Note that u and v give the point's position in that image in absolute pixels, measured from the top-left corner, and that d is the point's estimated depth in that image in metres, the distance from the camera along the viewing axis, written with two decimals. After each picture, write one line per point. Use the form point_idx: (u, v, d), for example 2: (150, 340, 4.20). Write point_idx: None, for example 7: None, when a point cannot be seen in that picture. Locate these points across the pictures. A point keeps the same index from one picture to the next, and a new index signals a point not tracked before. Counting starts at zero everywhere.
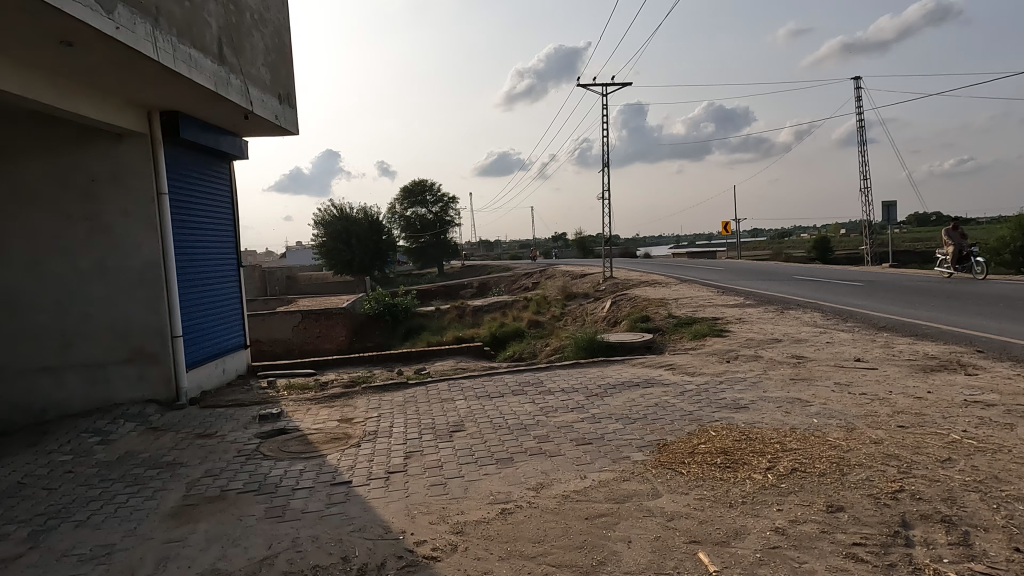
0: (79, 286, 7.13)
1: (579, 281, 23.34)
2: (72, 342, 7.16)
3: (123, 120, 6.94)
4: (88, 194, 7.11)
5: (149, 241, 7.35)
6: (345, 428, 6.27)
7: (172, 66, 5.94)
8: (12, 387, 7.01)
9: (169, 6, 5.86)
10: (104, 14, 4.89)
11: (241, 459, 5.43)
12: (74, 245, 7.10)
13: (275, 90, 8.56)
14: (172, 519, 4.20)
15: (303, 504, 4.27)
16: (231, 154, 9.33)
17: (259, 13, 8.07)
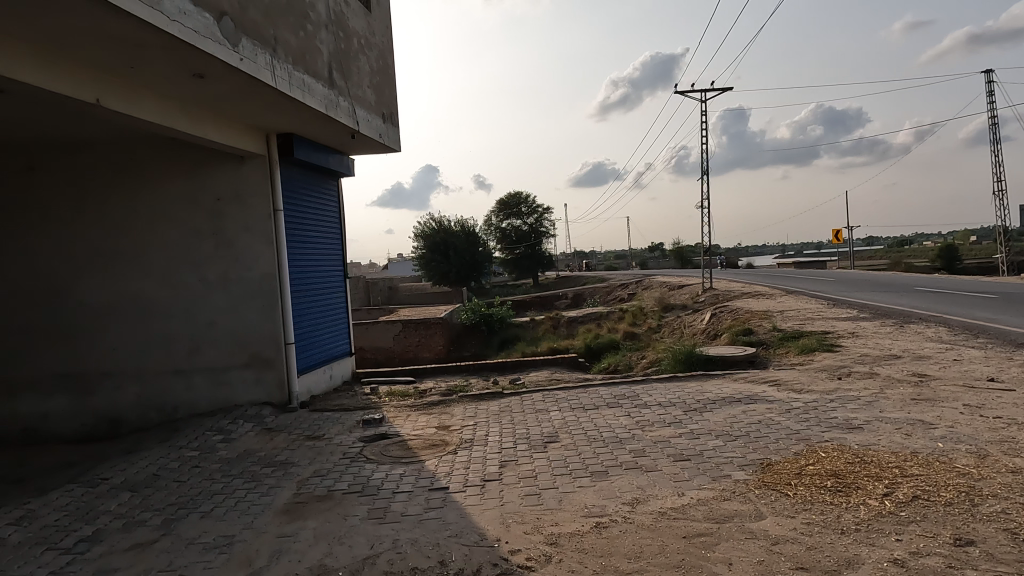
0: (206, 296, 7.78)
1: (678, 291, 22.73)
2: (199, 348, 7.80)
3: (244, 142, 7.52)
4: (216, 213, 7.77)
5: (267, 255, 7.91)
6: (443, 435, 6.44)
7: (287, 92, 6.38)
8: (149, 387, 7.73)
9: (285, 36, 6.31)
10: (230, 47, 5.36)
11: (346, 461, 5.71)
12: (203, 258, 7.76)
13: (379, 109, 9.00)
14: (284, 515, 4.48)
15: (403, 507, 4.43)
16: (339, 172, 9.88)
17: (365, 38, 8.52)
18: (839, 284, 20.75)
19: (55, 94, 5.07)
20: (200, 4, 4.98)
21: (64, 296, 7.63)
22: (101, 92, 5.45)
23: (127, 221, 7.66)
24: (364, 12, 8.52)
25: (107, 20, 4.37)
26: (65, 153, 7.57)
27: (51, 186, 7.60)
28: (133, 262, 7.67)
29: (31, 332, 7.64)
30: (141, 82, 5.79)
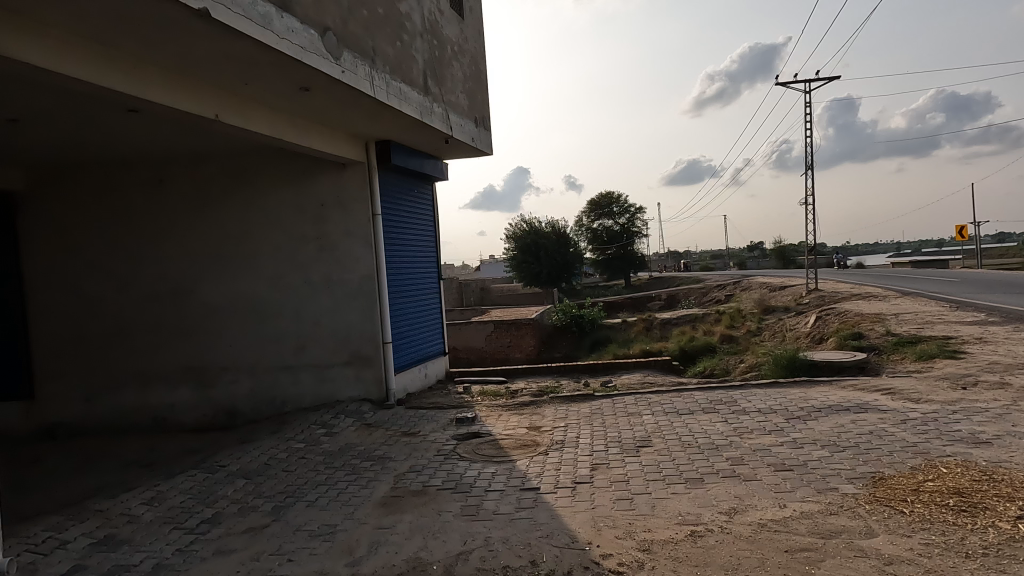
0: (311, 297, 8.24)
1: (779, 293, 21.65)
2: (305, 346, 8.26)
3: (345, 151, 7.90)
4: (320, 218, 8.22)
5: (366, 258, 8.27)
6: (534, 436, 6.48)
7: (385, 101, 6.64)
8: (261, 381, 8.28)
9: (383, 47, 6.57)
10: (333, 61, 5.66)
11: (440, 458, 5.86)
12: (309, 261, 8.23)
13: (472, 114, 9.17)
14: (382, 508, 4.66)
15: (495, 506, 4.49)
16: (433, 177, 10.16)
17: (458, 44, 8.73)
18: (965, 284, 18.97)
19: (181, 112, 5.54)
20: (307, 21, 5.29)
21: (187, 297, 8.29)
22: (220, 108, 5.90)
23: (241, 227, 8.22)
24: (457, 19, 8.72)
25: (224, 41, 4.73)
26: (188, 165, 8.22)
27: (176, 195, 8.26)
28: (248, 265, 8.23)
29: (160, 330, 8.35)
30: (255, 97, 6.21)
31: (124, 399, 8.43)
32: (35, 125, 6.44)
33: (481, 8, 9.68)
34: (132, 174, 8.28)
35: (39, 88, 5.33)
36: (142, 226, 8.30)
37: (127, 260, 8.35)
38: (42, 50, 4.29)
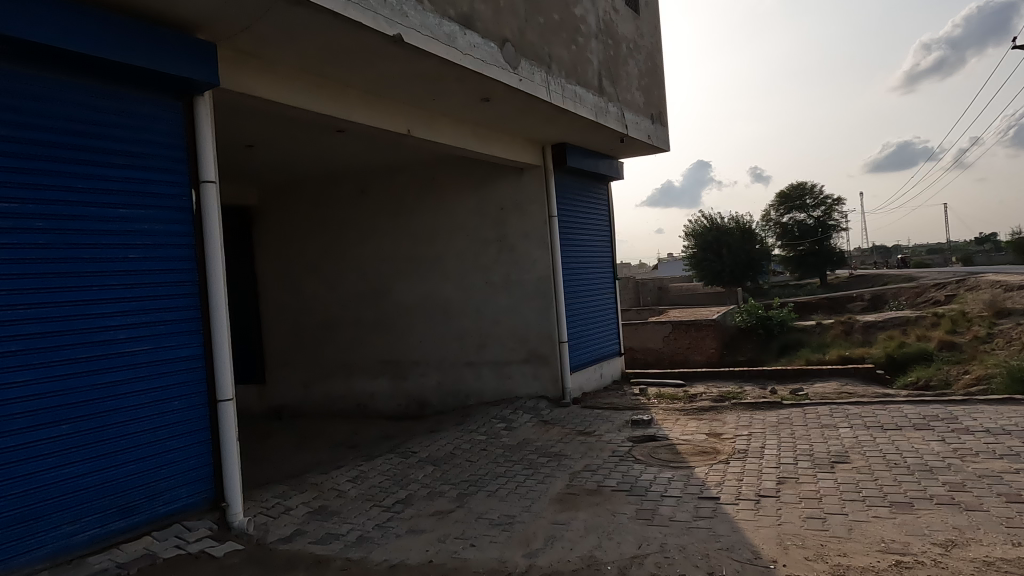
0: (492, 297, 8.67)
1: (1018, 294, 18.40)
2: (486, 343, 8.71)
3: (522, 156, 8.19)
4: (500, 221, 8.62)
5: (543, 259, 8.50)
6: (713, 443, 6.21)
7: (560, 105, 6.77)
8: (447, 375, 8.88)
9: (558, 52, 6.71)
10: (511, 70, 5.90)
11: (615, 459, 5.85)
12: (490, 263, 8.66)
13: (648, 111, 9.01)
14: (558, 504, 4.77)
15: (672, 512, 4.39)
16: (608, 177, 10.15)
17: (633, 41, 8.63)
18: None
19: (379, 129, 6.14)
20: (487, 35, 5.58)
21: (385, 296, 9.15)
22: (411, 123, 6.43)
23: (430, 232, 8.88)
24: (632, 16, 8.63)
25: (415, 62, 5.16)
26: (385, 176, 9.06)
27: (376, 204, 9.14)
28: (436, 266, 8.87)
29: (362, 326, 9.31)
30: (441, 111, 6.69)
31: (333, 387, 9.53)
32: (266, 149, 7.52)
33: (657, 2, 9.48)
34: (340, 187, 9.33)
35: (269, 118, 6.22)
36: (349, 233, 9.31)
37: (336, 263, 9.42)
38: (271, 85, 5.01)
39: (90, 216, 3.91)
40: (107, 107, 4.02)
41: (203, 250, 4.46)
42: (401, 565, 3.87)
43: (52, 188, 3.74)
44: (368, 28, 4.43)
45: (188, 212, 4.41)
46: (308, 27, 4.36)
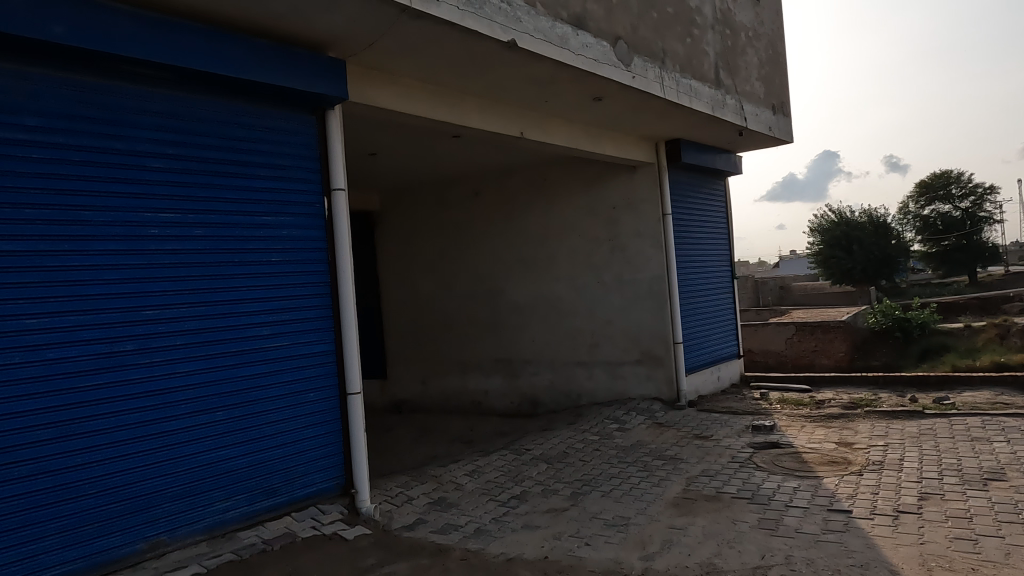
0: (604, 297, 8.62)
1: None
2: (598, 343, 8.67)
3: (634, 154, 8.09)
4: (612, 220, 8.56)
5: (657, 258, 8.35)
6: (844, 453, 5.82)
7: (675, 100, 6.61)
8: (559, 375, 8.93)
9: (672, 46, 6.56)
10: (624, 68, 5.85)
11: (735, 465, 5.64)
12: (602, 262, 8.62)
13: (769, 101, 8.58)
14: (675, 508, 4.68)
15: (798, 523, 4.17)
16: (726, 172, 9.76)
17: (752, 29, 8.26)
18: None
19: (494, 133, 6.30)
20: (600, 34, 5.57)
21: (498, 296, 9.36)
22: (524, 126, 6.54)
23: (542, 232, 8.96)
24: (751, 4, 8.26)
25: (528, 66, 5.25)
26: (499, 178, 9.26)
27: (489, 206, 9.36)
28: (548, 267, 8.95)
29: (476, 325, 9.57)
30: (553, 112, 6.75)
31: (449, 383, 9.88)
32: (387, 157, 7.93)
33: None
34: (456, 190, 9.63)
35: (391, 127, 6.56)
36: (464, 235, 9.60)
37: (451, 264, 9.76)
38: (394, 96, 5.29)
39: (239, 223, 4.31)
40: (252, 123, 4.41)
41: (334, 252, 4.80)
42: (517, 559, 3.96)
43: (208, 198, 4.16)
44: (484, 36, 4.57)
45: (321, 218, 4.76)
46: (428, 39, 4.57)
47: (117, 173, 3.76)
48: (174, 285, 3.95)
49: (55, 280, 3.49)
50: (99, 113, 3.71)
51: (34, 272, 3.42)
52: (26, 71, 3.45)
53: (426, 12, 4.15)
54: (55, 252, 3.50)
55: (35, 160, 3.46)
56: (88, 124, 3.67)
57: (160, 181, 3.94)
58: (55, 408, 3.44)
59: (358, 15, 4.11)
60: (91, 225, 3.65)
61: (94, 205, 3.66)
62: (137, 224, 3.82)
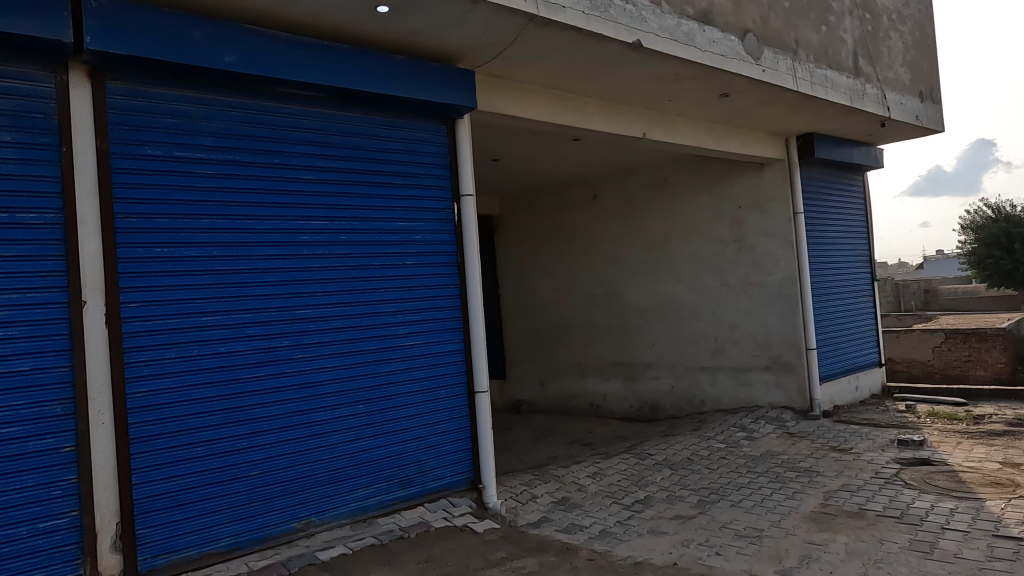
0: (729, 300, 8.31)
1: None
2: (723, 347, 8.37)
3: (763, 150, 7.74)
4: (738, 220, 8.25)
5: (787, 259, 7.95)
6: (1011, 474, 5.23)
7: (810, 92, 6.27)
8: (681, 379, 8.71)
9: (806, 36, 6.22)
10: (753, 61, 5.62)
11: (879, 481, 5.25)
12: (727, 264, 8.32)
13: (916, 88, 7.90)
14: (812, 523, 4.43)
15: (957, 548, 3.82)
16: (866, 166, 9.09)
17: (896, 12, 7.64)
18: None
19: (616, 135, 6.28)
20: (727, 29, 5.40)
21: (617, 299, 9.28)
22: (647, 126, 6.45)
23: (663, 234, 8.79)
24: None
25: (653, 65, 5.19)
26: (618, 180, 9.19)
27: (608, 208, 9.31)
28: (669, 269, 8.76)
29: (595, 327, 9.55)
30: (677, 112, 6.61)
31: (567, 385, 9.93)
32: (509, 162, 8.12)
33: None
34: (574, 193, 9.67)
35: (514, 133, 6.71)
36: (582, 237, 9.61)
37: (569, 267, 9.80)
38: (519, 102, 5.42)
39: (378, 228, 4.60)
40: (389, 135, 4.68)
41: (463, 255, 4.99)
42: (646, 563, 3.92)
43: (350, 206, 4.47)
44: (610, 38, 4.58)
45: (452, 222, 4.98)
46: (553, 45, 4.65)
47: (274, 184, 4.14)
48: (322, 286, 4.29)
49: (225, 282, 3.91)
50: (260, 131, 4.10)
51: (209, 276, 3.86)
52: (202, 96, 3.88)
53: (553, 19, 4.23)
54: (225, 256, 3.92)
55: (210, 175, 3.90)
56: (254, 142, 4.08)
57: (311, 191, 4.29)
58: (224, 396, 3.85)
59: (488, 27, 4.26)
60: (254, 232, 4.04)
61: (256, 214, 4.06)
62: (291, 231, 4.18)
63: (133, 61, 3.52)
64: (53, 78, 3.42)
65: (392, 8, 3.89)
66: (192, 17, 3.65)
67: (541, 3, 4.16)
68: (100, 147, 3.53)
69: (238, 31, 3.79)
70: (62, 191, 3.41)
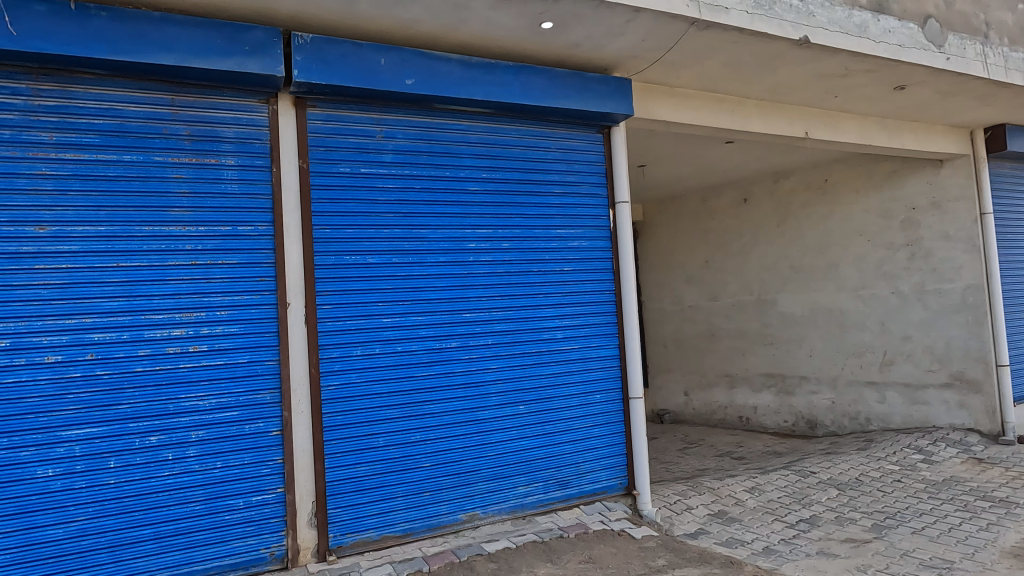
0: (901, 309, 7.63)
1: None
2: (893, 361, 7.69)
3: (942, 145, 7.04)
4: (911, 222, 7.56)
5: (972, 265, 7.17)
6: None
7: (1004, 79, 5.62)
8: (843, 394, 8.11)
9: (998, 17, 5.61)
10: (936, 49, 5.16)
11: None
12: (898, 270, 7.64)
13: None
14: (1016, 559, 3.96)
15: None
16: None
17: None
18: None
19: (775, 136, 6.02)
20: (905, 17, 5.00)
21: (769, 306, 8.84)
22: (809, 125, 6.13)
23: (823, 238, 8.26)
24: None
25: (820, 61, 4.93)
26: (772, 182, 8.76)
27: (760, 212, 8.91)
28: (830, 275, 8.20)
29: (745, 337, 9.15)
30: (842, 108, 6.22)
31: (715, 396, 9.59)
32: (656, 167, 8.04)
33: None
34: (724, 197, 9.35)
35: (664, 138, 6.64)
36: (731, 243, 9.26)
37: (717, 273, 9.48)
38: (673, 107, 5.38)
39: (537, 236, 4.76)
40: (548, 145, 4.84)
41: (618, 261, 5.04)
42: None
43: (512, 214, 4.67)
44: (774, 37, 4.42)
45: (608, 228, 5.04)
46: (714, 48, 4.57)
47: (445, 196, 4.43)
48: (486, 291, 4.52)
49: (402, 286, 4.25)
50: (432, 146, 4.41)
51: (389, 280, 4.21)
52: (383, 117, 4.26)
53: (716, 22, 4.17)
54: (402, 263, 4.26)
55: (390, 189, 4.26)
56: (427, 157, 4.40)
57: (476, 201, 4.54)
58: (401, 391, 4.18)
59: (648, 34, 4.28)
60: (426, 241, 4.35)
61: (429, 224, 4.37)
62: (459, 239, 4.46)
63: (329, 89, 3.94)
64: (266, 108, 3.92)
65: (556, 23, 4.04)
66: (378, 46, 4.01)
67: (704, 6, 4.11)
68: (302, 166, 3.98)
69: (416, 55, 4.12)
70: (273, 205, 3.89)
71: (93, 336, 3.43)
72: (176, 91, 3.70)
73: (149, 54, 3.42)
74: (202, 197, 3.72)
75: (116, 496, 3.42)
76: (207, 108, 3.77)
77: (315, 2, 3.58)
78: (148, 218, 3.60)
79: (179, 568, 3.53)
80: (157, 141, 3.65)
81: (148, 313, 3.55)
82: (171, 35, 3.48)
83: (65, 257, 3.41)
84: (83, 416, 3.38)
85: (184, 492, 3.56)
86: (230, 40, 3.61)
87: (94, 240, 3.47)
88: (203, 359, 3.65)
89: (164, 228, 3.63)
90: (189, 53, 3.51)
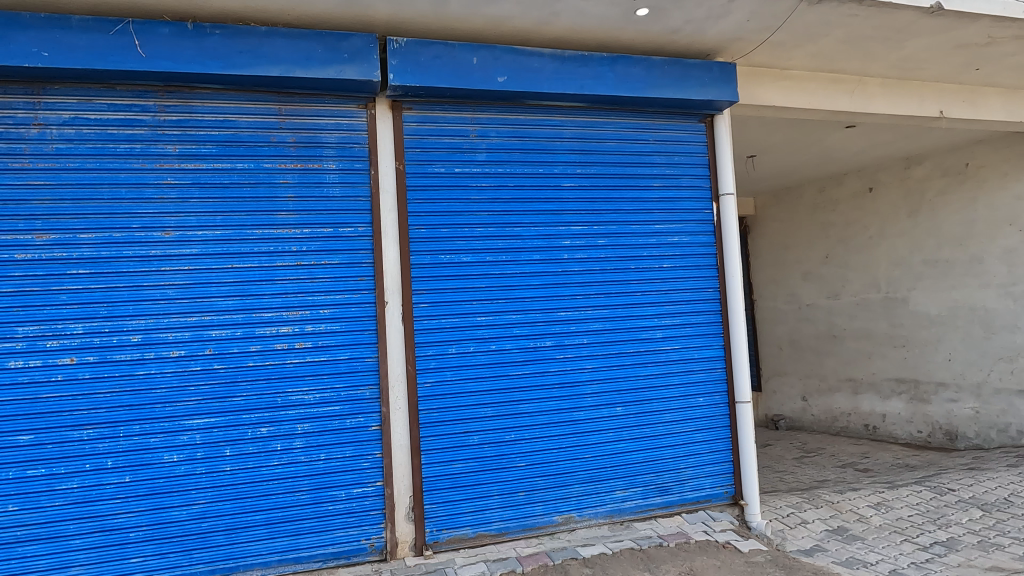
0: None
1: None
2: None
3: None
4: None
5: None
6: None
7: None
8: (991, 404, 7.21)
9: None
10: None
11: None
12: None
13: None
14: None
15: None
16: None
17: None
18: None
19: (904, 117, 5.46)
20: None
21: (900, 305, 8.07)
22: (945, 104, 5.50)
23: (964, 229, 7.40)
24: None
25: (957, 30, 4.40)
26: (902, 169, 8.01)
27: (889, 202, 8.16)
28: (972, 270, 7.33)
29: (871, 338, 8.42)
30: (985, 82, 5.54)
31: (837, 402, 8.91)
32: (767, 157, 7.58)
33: None
34: (846, 186, 8.65)
35: (775, 124, 6.23)
36: (854, 236, 8.54)
37: (838, 269, 8.79)
38: (784, 91, 5.01)
39: (635, 232, 4.59)
40: (646, 137, 4.66)
41: (723, 257, 4.76)
42: None
43: (607, 211, 4.53)
44: (900, 6, 4.00)
45: (710, 222, 4.78)
46: (829, 23, 4.20)
47: (538, 193, 4.38)
48: (583, 289, 4.43)
49: (496, 284, 4.25)
50: (526, 143, 4.38)
51: (484, 279, 4.22)
52: (477, 117, 4.28)
53: None
54: (496, 262, 4.26)
55: (484, 187, 4.27)
56: (521, 153, 4.37)
57: (571, 197, 4.45)
58: (495, 390, 4.17)
59: (754, 14, 4.01)
60: (520, 239, 4.32)
61: (522, 222, 4.34)
62: (553, 237, 4.39)
63: (424, 91, 4.01)
64: (365, 113, 4.05)
65: (652, 9, 3.87)
66: (470, 45, 4.03)
67: None
68: (399, 168, 4.07)
69: (508, 52, 4.10)
70: (371, 207, 4.01)
71: (211, 333, 3.69)
72: (283, 100, 3.91)
73: (257, 67, 3.63)
74: (307, 201, 3.90)
75: (231, 482, 3.66)
76: (311, 115, 3.95)
77: (409, 5, 3.65)
78: (259, 221, 3.82)
79: (287, 553, 3.71)
80: (266, 149, 3.87)
81: (259, 312, 3.77)
82: (277, 48, 3.67)
83: (186, 260, 3.69)
84: (203, 406, 3.64)
85: (291, 481, 3.74)
86: (329, 49, 3.75)
87: (212, 243, 3.73)
88: (307, 354, 3.82)
89: (273, 230, 3.84)
90: (293, 64, 3.68)
